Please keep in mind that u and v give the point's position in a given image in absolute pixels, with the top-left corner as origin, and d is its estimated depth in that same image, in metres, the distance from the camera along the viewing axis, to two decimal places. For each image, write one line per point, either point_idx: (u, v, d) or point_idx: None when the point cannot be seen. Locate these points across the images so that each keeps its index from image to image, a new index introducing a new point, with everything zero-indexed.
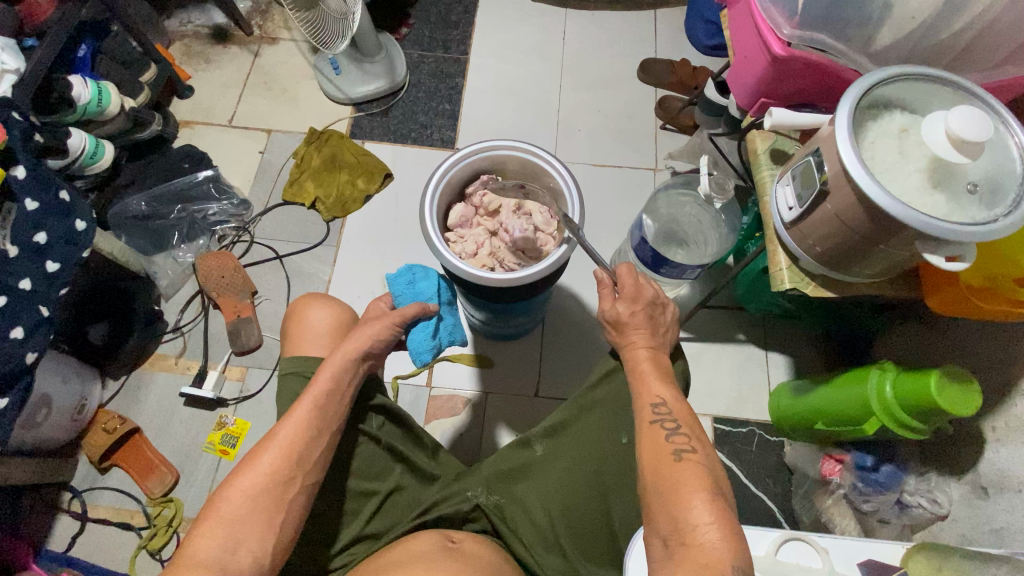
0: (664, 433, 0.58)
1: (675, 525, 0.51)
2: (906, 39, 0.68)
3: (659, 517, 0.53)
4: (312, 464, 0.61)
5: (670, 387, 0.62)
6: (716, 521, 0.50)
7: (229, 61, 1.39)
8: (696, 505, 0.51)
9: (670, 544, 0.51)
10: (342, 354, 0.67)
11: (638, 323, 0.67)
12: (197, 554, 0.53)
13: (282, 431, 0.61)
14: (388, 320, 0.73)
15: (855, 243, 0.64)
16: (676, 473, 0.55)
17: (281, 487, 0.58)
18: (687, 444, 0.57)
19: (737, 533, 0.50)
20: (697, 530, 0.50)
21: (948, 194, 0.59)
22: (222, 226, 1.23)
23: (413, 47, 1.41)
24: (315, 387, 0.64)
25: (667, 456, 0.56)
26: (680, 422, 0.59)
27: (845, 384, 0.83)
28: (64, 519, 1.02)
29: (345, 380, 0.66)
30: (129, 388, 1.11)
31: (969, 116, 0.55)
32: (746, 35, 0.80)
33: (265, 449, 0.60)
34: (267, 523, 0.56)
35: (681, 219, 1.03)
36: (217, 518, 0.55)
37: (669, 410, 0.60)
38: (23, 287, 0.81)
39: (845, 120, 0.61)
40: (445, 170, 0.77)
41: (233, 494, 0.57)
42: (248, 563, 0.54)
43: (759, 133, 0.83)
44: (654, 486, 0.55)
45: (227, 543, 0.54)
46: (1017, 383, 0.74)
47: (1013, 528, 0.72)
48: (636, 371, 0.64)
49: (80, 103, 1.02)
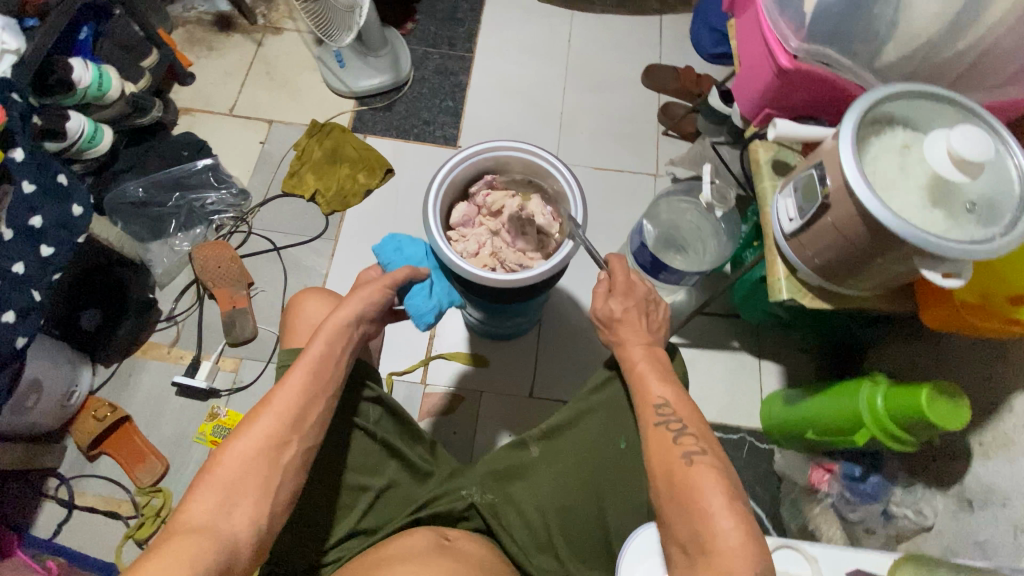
0: (671, 434, 0.58)
1: (694, 532, 0.52)
2: (911, 56, 0.69)
3: (678, 524, 0.54)
4: (307, 428, 0.61)
5: (672, 384, 0.62)
6: (735, 526, 0.51)
7: (232, 49, 1.38)
8: (711, 509, 0.52)
9: (691, 552, 0.52)
10: (337, 320, 0.65)
11: (638, 331, 0.67)
12: (190, 519, 0.52)
13: (276, 397, 0.60)
14: (381, 283, 0.70)
15: (852, 256, 0.65)
16: (690, 477, 0.55)
17: (275, 451, 0.58)
18: (696, 445, 0.57)
19: (756, 537, 0.51)
20: (716, 537, 0.51)
21: (946, 212, 0.60)
22: (221, 215, 1.22)
23: (418, 43, 1.41)
24: (308, 355, 0.63)
25: (678, 458, 0.57)
26: (686, 423, 0.59)
27: (837, 395, 0.84)
28: (50, 506, 1.01)
29: (340, 345, 0.65)
30: (121, 374, 1.10)
31: (971, 136, 0.56)
32: (753, 46, 0.81)
33: (260, 415, 0.59)
34: (264, 485, 0.56)
35: (680, 224, 1.03)
36: (212, 480, 0.55)
37: (673, 411, 0.60)
38: (17, 271, 0.80)
39: (849, 134, 0.61)
40: (449, 169, 0.77)
41: (228, 458, 0.56)
42: (244, 525, 0.54)
43: (763, 143, 0.83)
44: (667, 490, 0.56)
45: (222, 505, 0.54)
46: (1007, 399, 0.75)
47: (996, 541, 0.74)
48: (633, 370, 0.64)
49: (80, 86, 1.01)
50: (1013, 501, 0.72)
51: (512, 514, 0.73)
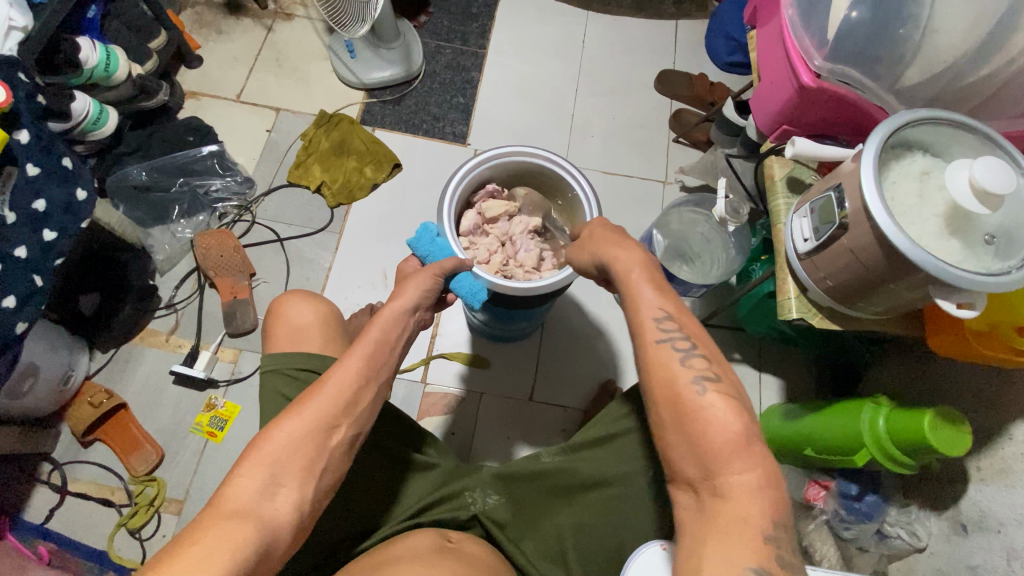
0: (678, 355, 0.51)
1: (706, 471, 0.46)
2: (933, 81, 0.68)
3: (687, 460, 0.48)
4: (358, 413, 0.56)
5: (672, 298, 0.54)
6: (752, 467, 0.45)
7: (241, 33, 1.36)
8: (728, 446, 0.46)
9: (701, 494, 0.47)
10: (394, 308, 0.60)
11: (616, 240, 0.60)
12: (232, 498, 0.48)
13: (330, 378, 0.55)
14: (429, 272, 0.65)
15: (865, 280, 0.64)
16: (702, 408, 0.48)
17: (324, 433, 0.53)
18: (709, 371, 0.50)
19: (777, 481, 0.45)
20: (730, 480, 0.45)
21: (963, 242, 0.60)
22: (224, 203, 1.20)
23: (431, 36, 1.39)
24: (368, 336, 0.57)
25: (688, 387, 0.49)
26: (695, 341, 0.51)
27: (838, 413, 0.84)
28: (42, 492, 1.00)
29: (396, 332, 0.59)
30: (118, 361, 1.09)
31: (994, 167, 0.56)
32: (775, 60, 0.81)
33: (313, 394, 0.54)
34: (308, 467, 0.51)
35: (690, 236, 1.04)
36: (259, 456, 0.50)
37: (678, 327, 0.52)
38: (18, 255, 0.78)
39: (871, 157, 0.61)
40: (456, 185, 0.76)
41: (279, 435, 0.52)
42: (288, 510, 0.49)
43: (778, 159, 0.82)
44: (671, 421, 0.49)
45: (268, 485, 0.49)
46: (1007, 425, 0.76)
47: (988, 567, 0.74)
48: (626, 279, 0.56)
49: (87, 66, 0.99)
50: (1009, 529, 0.73)
51: (518, 521, 0.73)
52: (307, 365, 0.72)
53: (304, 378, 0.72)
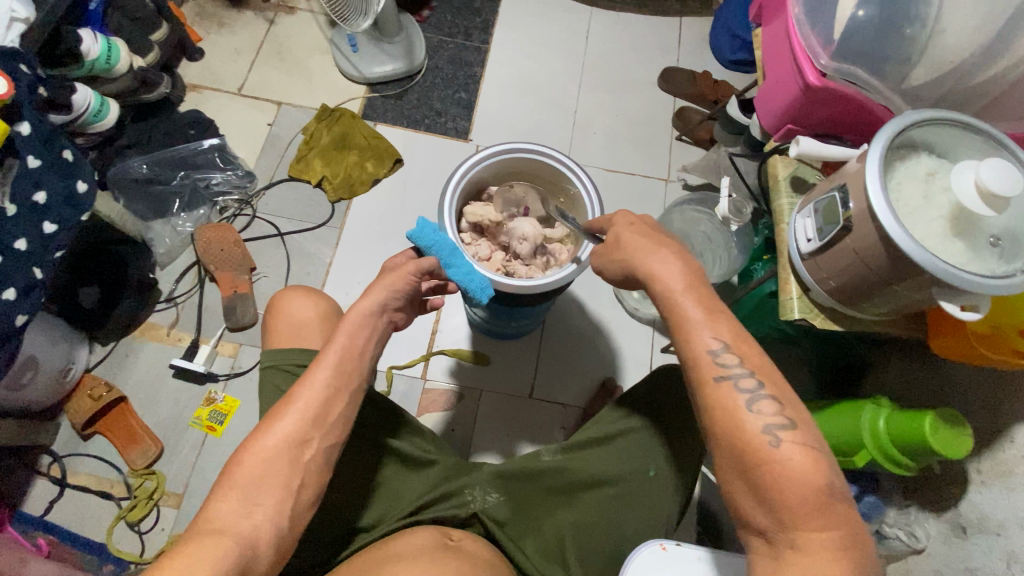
0: (744, 399, 0.50)
1: (779, 522, 0.46)
2: (939, 81, 0.67)
3: (756, 510, 0.47)
4: (330, 426, 0.55)
5: (730, 326, 0.53)
6: (834, 526, 0.45)
7: (243, 26, 1.35)
8: (809, 504, 0.45)
9: (774, 543, 0.46)
10: (358, 311, 0.59)
11: (650, 250, 0.58)
12: (212, 520, 0.48)
13: (297, 394, 0.54)
14: (404, 271, 0.63)
15: (868, 281, 0.64)
16: (775, 459, 0.47)
17: (295, 451, 0.53)
18: (782, 418, 0.48)
19: (861, 538, 0.45)
20: (805, 535, 0.45)
21: (967, 244, 0.59)
22: (225, 197, 1.20)
23: (434, 31, 1.38)
24: (333, 346, 0.57)
25: (760, 437, 0.48)
26: (763, 381, 0.50)
27: (839, 413, 0.84)
28: (42, 484, 1.00)
29: (361, 337, 0.59)
30: (117, 354, 1.09)
31: (999, 169, 0.56)
32: (780, 58, 0.81)
33: (280, 414, 0.54)
34: (285, 485, 0.51)
35: (692, 235, 1.06)
36: (228, 482, 0.50)
37: (743, 364, 0.51)
38: (19, 247, 0.78)
39: (876, 158, 0.60)
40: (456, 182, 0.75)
41: (248, 457, 0.51)
42: (266, 527, 0.49)
43: (782, 158, 0.81)
44: (737, 467, 0.49)
45: (243, 505, 0.49)
46: (1009, 429, 0.75)
47: (987, 569, 0.74)
48: (679, 313, 0.54)
49: (88, 58, 0.99)
50: (1009, 531, 0.72)
51: (518, 519, 0.72)
52: (305, 361, 0.73)
53: (303, 375, 0.72)
